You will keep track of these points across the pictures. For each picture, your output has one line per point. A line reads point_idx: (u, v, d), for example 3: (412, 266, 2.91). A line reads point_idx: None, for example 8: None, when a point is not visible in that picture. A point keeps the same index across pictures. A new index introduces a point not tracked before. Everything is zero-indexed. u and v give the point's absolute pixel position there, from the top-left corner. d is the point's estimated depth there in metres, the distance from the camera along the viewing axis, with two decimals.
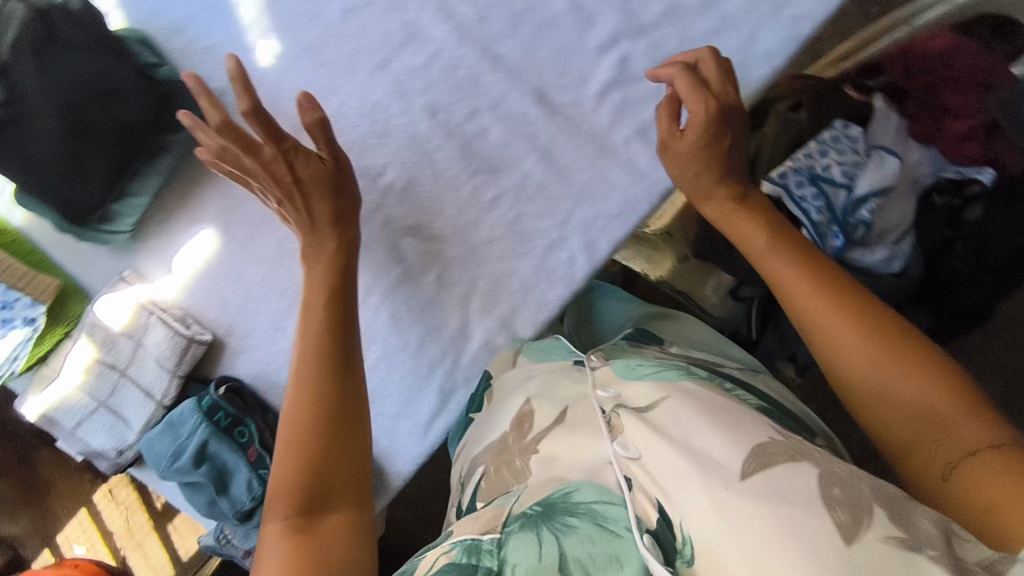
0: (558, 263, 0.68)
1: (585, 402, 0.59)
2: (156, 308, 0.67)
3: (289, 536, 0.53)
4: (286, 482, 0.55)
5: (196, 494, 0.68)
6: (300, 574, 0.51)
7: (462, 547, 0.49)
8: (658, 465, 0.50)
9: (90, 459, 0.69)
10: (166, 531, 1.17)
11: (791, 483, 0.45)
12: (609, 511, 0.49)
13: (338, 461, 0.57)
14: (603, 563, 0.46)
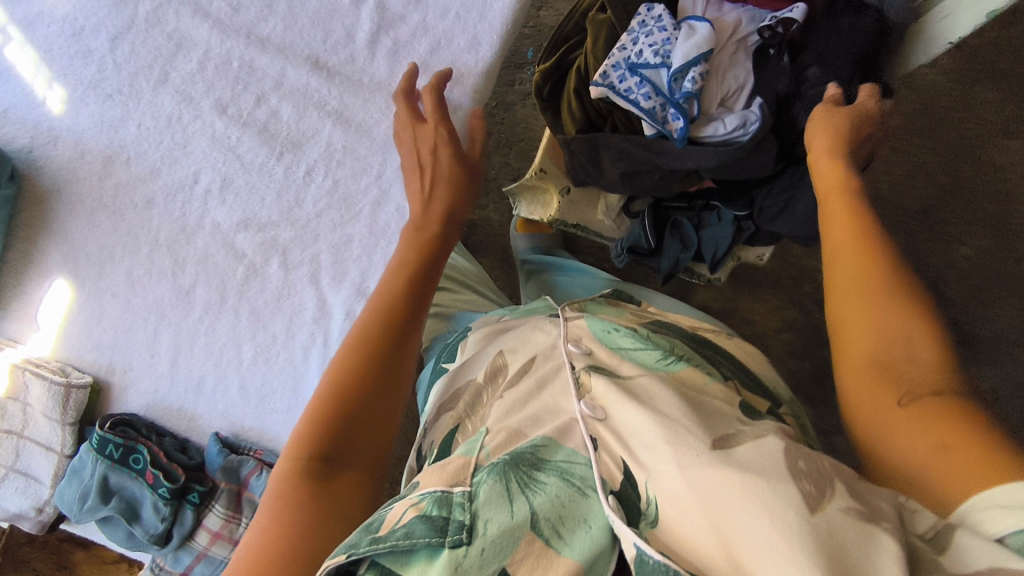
0: (389, 217, 0.69)
1: (556, 357, 0.54)
2: (31, 364, 0.70)
3: (299, 482, 0.45)
4: (329, 420, 0.49)
5: (114, 528, 0.71)
6: (294, 511, 0.43)
7: (433, 498, 0.42)
8: (632, 423, 0.43)
9: (14, 521, 0.73)
10: None
11: (763, 458, 0.37)
12: (577, 470, 0.43)
13: (377, 408, 0.51)
14: (571, 529, 0.39)
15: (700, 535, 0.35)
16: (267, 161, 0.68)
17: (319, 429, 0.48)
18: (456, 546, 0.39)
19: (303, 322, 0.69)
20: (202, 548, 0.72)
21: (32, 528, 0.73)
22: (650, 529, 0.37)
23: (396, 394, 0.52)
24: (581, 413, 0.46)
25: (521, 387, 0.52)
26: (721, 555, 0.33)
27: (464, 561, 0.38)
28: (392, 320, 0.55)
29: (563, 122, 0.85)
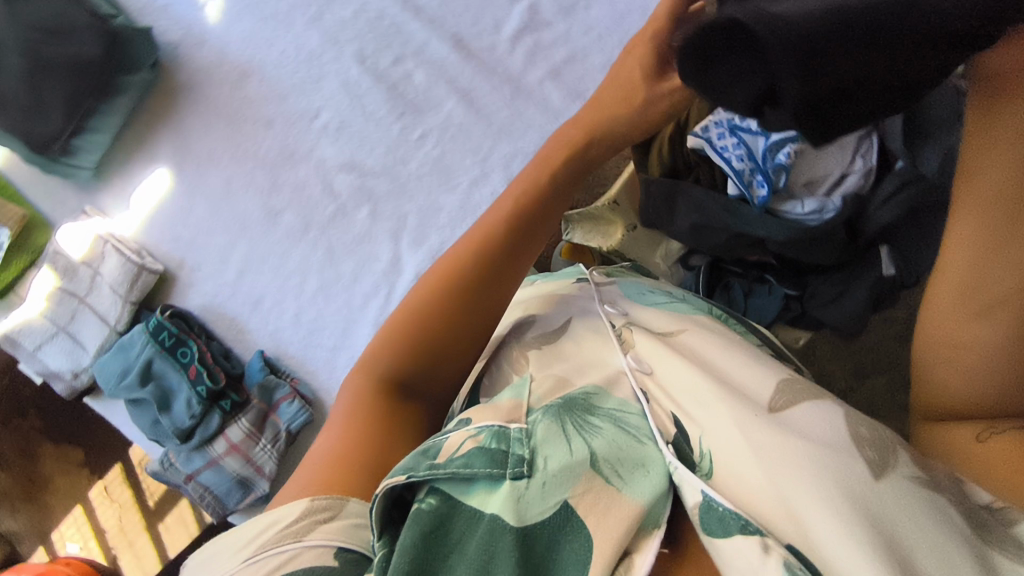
0: (482, 199, 0.72)
1: (592, 310, 0.53)
2: (113, 239, 0.73)
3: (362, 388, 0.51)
4: (407, 344, 0.51)
5: (141, 414, 0.72)
6: (358, 418, 0.49)
7: (491, 433, 0.43)
8: (670, 376, 0.46)
9: (48, 380, 0.74)
10: (156, 533, 1.60)
11: (822, 424, 0.41)
12: (630, 419, 0.44)
13: (460, 334, 0.52)
14: (630, 469, 0.41)
15: (761, 490, 0.38)
16: (386, 116, 0.73)
17: (393, 353, 0.51)
18: (518, 478, 0.41)
19: (373, 271, 0.73)
20: (218, 455, 0.72)
21: (63, 391, 0.74)
22: (709, 476, 0.40)
23: (486, 319, 0.52)
24: (630, 366, 0.47)
25: (559, 340, 0.52)
26: (784, 509, 0.37)
27: (526, 496, 0.40)
28: (474, 271, 0.51)
29: (650, 162, 0.93)
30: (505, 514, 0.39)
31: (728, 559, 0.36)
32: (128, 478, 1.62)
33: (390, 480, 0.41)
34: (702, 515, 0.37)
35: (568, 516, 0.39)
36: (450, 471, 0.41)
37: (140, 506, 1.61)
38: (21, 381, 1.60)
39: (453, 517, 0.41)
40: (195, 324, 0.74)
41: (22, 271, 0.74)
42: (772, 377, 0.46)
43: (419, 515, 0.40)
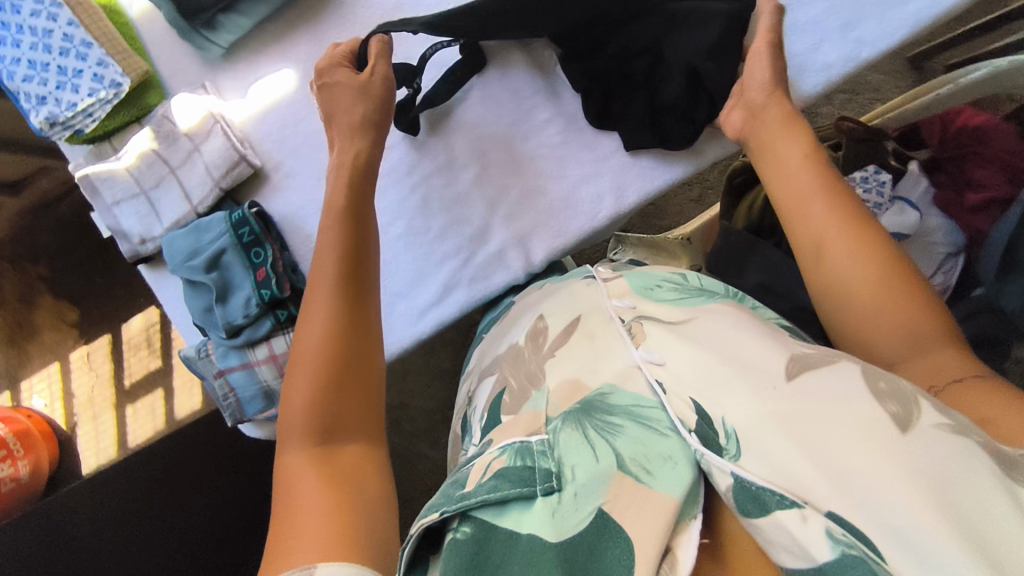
0: (587, 196, 0.74)
1: (601, 310, 0.62)
2: (224, 121, 0.73)
3: (310, 461, 0.51)
4: (312, 412, 0.52)
5: (196, 297, 0.71)
6: (322, 494, 0.47)
7: (514, 451, 0.50)
8: (678, 369, 0.52)
9: (113, 236, 0.73)
10: (123, 411, 1.57)
11: (845, 388, 0.44)
12: (648, 413, 0.50)
13: (348, 397, 0.54)
14: (658, 463, 0.45)
15: (791, 464, 0.41)
16: (522, 91, 0.76)
17: (314, 422, 0.52)
18: (550, 493, 0.46)
19: (460, 234, 0.75)
20: (255, 360, 0.72)
21: (124, 252, 0.73)
22: (737, 458, 0.43)
23: (361, 355, 0.56)
24: (643, 360, 0.54)
25: (573, 343, 0.60)
26: (819, 477, 0.40)
27: (561, 507, 0.45)
28: (351, 285, 0.58)
29: (736, 212, 0.96)
30: (544, 532, 0.44)
31: (771, 534, 0.40)
32: (113, 351, 1.57)
33: (423, 522, 0.46)
34: (737, 495, 0.42)
35: (606, 523, 0.43)
36: (479, 500, 0.46)
37: (116, 382, 1.58)
38: (41, 229, 1.54)
39: (488, 541, 0.45)
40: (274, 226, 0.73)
41: (124, 123, 0.73)
42: (783, 352, 0.50)
43: (457, 545, 0.44)
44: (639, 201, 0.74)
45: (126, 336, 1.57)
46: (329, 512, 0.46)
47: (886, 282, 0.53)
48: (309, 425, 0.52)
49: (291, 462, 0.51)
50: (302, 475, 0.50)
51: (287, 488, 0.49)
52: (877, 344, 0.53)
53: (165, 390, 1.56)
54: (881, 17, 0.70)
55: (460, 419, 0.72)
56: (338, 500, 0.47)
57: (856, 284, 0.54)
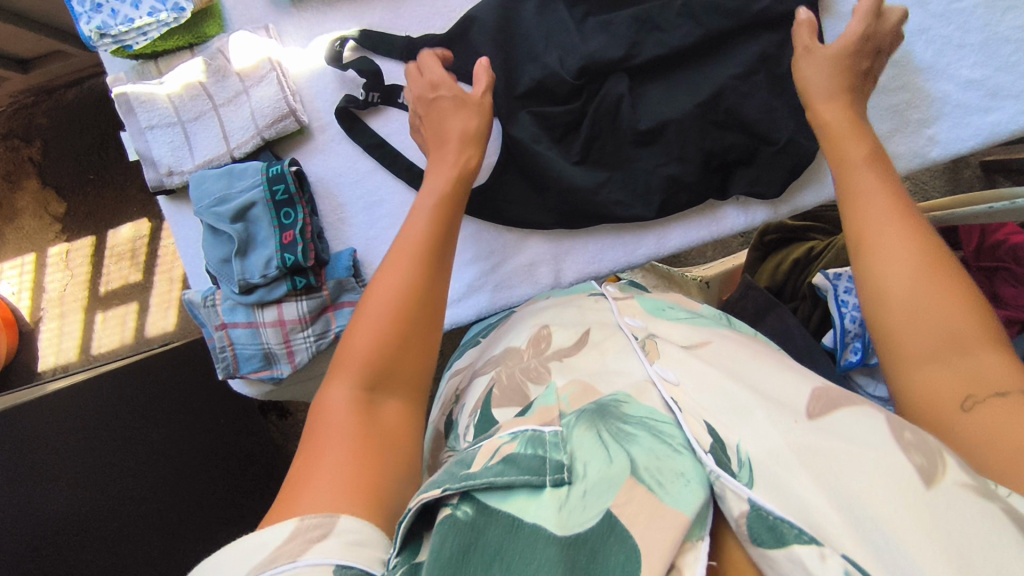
0: (628, 230, 0.73)
1: (611, 327, 0.58)
2: (280, 69, 0.69)
3: (349, 406, 0.47)
4: (367, 358, 0.49)
5: (214, 245, 0.68)
6: (357, 445, 0.44)
7: (524, 439, 0.44)
8: (693, 391, 0.47)
9: (140, 162, 0.69)
10: (92, 317, 1.49)
11: (862, 425, 0.40)
12: (663, 427, 0.44)
13: (408, 355, 0.51)
14: (669, 478, 0.39)
15: (806, 494, 0.37)
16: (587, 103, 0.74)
17: (368, 367, 0.49)
18: (559, 485, 0.40)
19: (497, 238, 0.74)
20: (262, 322, 0.69)
21: (150, 180, 0.69)
22: (752, 483, 0.38)
23: (416, 333, 0.52)
24: (659, 376, 0.49)
25: (583, 354, 0.55)
26: (836, 514, 0.36)
27: (568, 504, 0.39)
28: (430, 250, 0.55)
29: (761, 269, 0.98)
30: (549, 525, 0.38)
31: (783, 569, 0.35)
32: (95, 254, 1.48)
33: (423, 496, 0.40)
34: (750, 523, 0.36)
35: (613, 525, 0.38)
36: (485, 482, 0.39)
37: (90, 286, 1.49)
38: (38, 111, 1.45)
39: (487, 527, 0.38)
40: (306, 185, 0.71)
41: (175, 47, 0.69)
42: (805, 387, 0.46)
43: (454, 526, 0.38)
44: (680, 247, 0.74)
45: (110, 243, 1.48)
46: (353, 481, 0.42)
47: (922, 275, 0.47)
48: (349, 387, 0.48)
49: (332, 397, 0.48)
50: (334, 422, 0.46)
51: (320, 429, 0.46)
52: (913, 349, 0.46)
53: (139, 305, 1.49)
54: (960, 118, 0.70)
55: (439, 418, 0.64)
56: (368, 449, 0.45)
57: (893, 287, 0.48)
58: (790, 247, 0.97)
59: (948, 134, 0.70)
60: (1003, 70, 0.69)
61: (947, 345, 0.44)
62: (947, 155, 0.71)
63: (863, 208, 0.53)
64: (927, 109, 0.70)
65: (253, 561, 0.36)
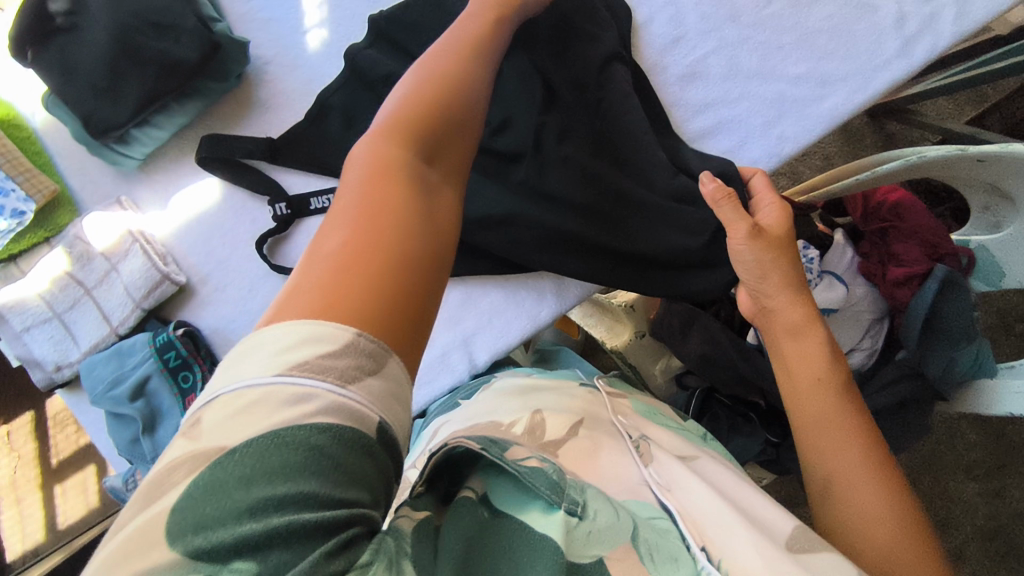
0: (528, 295, 0.74)
1: (605, 423, 0.61)
2: (143, 238, 0.69)
3: (385, 158, 0.41)
4: (406, 120, 0.43)
5: (120, 427, 0.67)
6: (379, 205, 0.38)
7: (550, 464, 0.46)
8: (686, 500, 0.51)
9: (24, 367, 0.68)
10: (50, 494, 1.43)
11: (834, 568, 0.45)
12: (659, 522, 0.48)
13: (453, 145, 0.45)
14: (663, 562, 0.44)
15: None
16: None
17: (405, 126, 0.43)
18: (570, 514, 0.43)
19: None
20: None
21: (39, 381, 0.68)
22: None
23: (456, 140, 0.46)
24: (653, 481, 0.52)
25: (576, 442, 0.57)
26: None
27: (575, 531, 0.42)
28: (482, 50, 0.52)
29: None
30: (556, 537, 0.41)
31: None
32: (37, 429, 1.44)
33: (459, 442, 0.44)
34: None
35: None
36: (517, 470, 0.43)
37: (41, 462, 1.44)
38: None
39: (496, 529, 0.42)
40: (195, 342, 0.69)
41: (31, 245, 0.68)
42: (787, 524, 0.50)
43: (471, 511, 0.42)
44: (581, 296, 0.74)
45: (52, 412, 1.45)
46: (377, 276, 0.35)
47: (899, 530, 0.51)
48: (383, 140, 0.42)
49: (362, 150, 0.42)
50: (363, 175, 0.40)
51: (352, 174, 0.40)
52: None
53: (97, 467, 1.45)
54: (800, 113, 0.73)
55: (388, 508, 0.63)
56: (385, 216, 0.38)
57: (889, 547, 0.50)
58: None
59: (793, 129, 0.73)
60: (824, 59, 0.74)
61: None
62: (801, 148, 0.73)
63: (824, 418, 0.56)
64: (767, 111, 0.73)
65: (298, 354, 0.32)
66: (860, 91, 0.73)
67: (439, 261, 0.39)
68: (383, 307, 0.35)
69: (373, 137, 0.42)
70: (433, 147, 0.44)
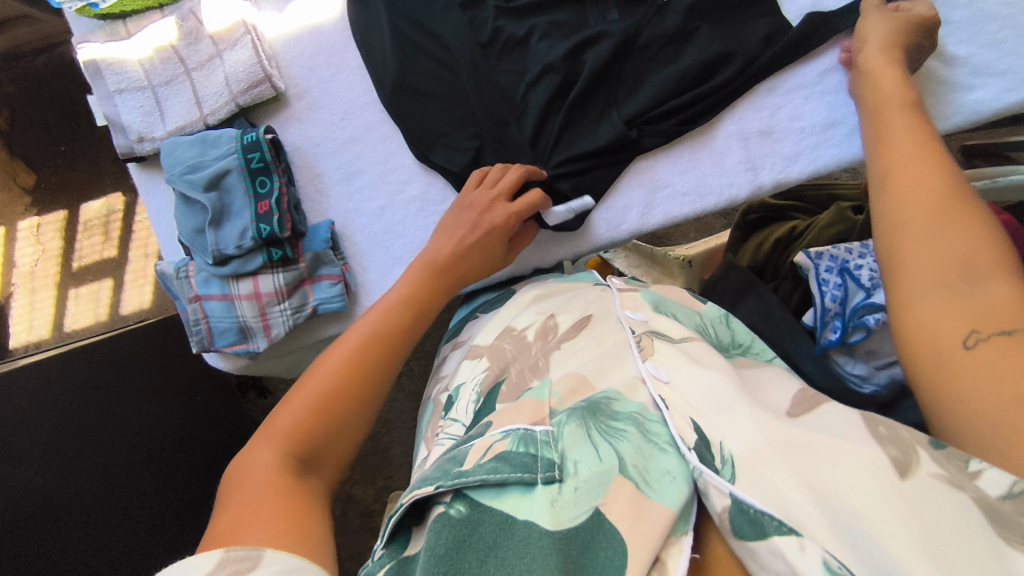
0: (611, 204, 0.72)
1: (611, 321, 0.58)
2: (255, 33, 0.67)
3: (274, 467, 0.46)
4: (299, 432, 0.49)
5: (187, 215, 0.66)
6: (279, 507, 0.42)
7: (516, 437, 0.46)
8: (684, 390, 0.48)
9: (108, 127, 0.67)
10: (63, 295, 1.44)
11: (845, 425, 0.43)
12: (652, 426, 0.46)
13: (341, 425, 0.51)
14: (656, 476, 0.42)
15: (785, 483, 0.40)
16: None
17: (293, 438, 0.48)
18: (551, 483, 0.43)
19: None
20: (236, 294, 0.67)
21: (119, 146, 0.67)
22: (732, 477, 0.41)
23: (355, 419, 0.52)
24: (649, 374, 0.50)
25: (583, 342, 0.56)
26: (811, 500, 0.39)
27: (560, 498, 0.42)
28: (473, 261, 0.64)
29: (744, 249, 0.98)
30: (542, 521, 0.40)
31: (766, 560, 0.37)
32: (67, 229, 1.44)
33: (415, 494, 0.44)
34: (732, 517, 0.39)
35: (601, 523, 0.40)
36: (477, 480, 0.43)
37: (63, 262, 1.45)
38: (5, 78, 1.40)
39: (482, 521, 0.41)
40: (273, 150, 0.67)
41: (144, 7, 0.67)
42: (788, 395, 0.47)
43: (448, 524, 0.42)
44: (663, 223, 0.72)
45: (83, 216, 1.44)
46: (280, 526, 0.40)
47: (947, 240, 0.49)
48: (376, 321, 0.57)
49: (252, 459, 0.47)
50: (258, 482, 0.45)
51: (250, 488, 0.44)
52: (914, 198, 0.52)
53: (113, 282, 1.45)
54: (942, 96, 0.69)
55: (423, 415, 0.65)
56: (290, 515, 0.42)
57: (997, 298, 0.45)
58: (773, 225, 0.98)
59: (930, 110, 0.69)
60: (988, 48, 0.69)
61: (959, 277, 0.47)
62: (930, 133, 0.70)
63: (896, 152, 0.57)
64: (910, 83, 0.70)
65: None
66: (1010, 87, 0.68)
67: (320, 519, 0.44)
68: (270, 531, 0.40)
69: (273, 451, 0.47)
70: (312, 455, 0.49)
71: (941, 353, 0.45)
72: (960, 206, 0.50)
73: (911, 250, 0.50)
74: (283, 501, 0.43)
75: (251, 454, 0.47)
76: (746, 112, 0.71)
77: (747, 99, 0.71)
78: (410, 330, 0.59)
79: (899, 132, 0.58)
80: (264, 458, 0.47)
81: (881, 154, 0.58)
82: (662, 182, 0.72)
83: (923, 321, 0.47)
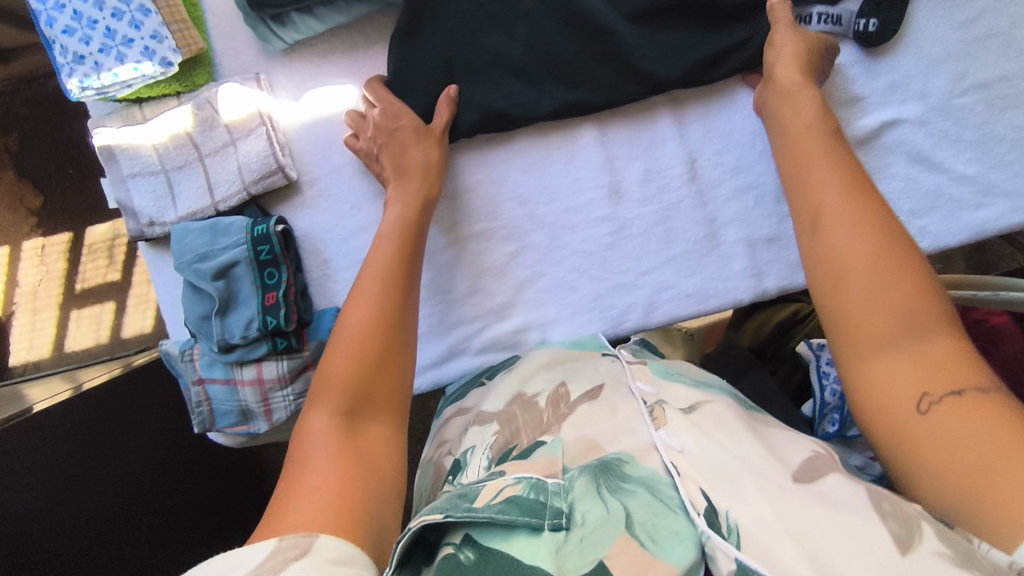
0: (618, 302, 0.72)
1: (624, 391, 0.59)
2: (271, 123, 0.68)
3: (333, 433, 0.51)
4: (346, 386, 0.54)
5: (194, 299, 0.67)
6: (335, 474, 0.47)
7: (528, 485, 0.47)
8: (697, 459, 0.48)
9: (120, 211, 0.67)
10: (64, 317, 1.45)
11: (848, 491, 0.44)
12: (662, 488, 0.47)
13: (382, 382, 0.56)
14: (664, 535, 0.42)
15: (787, 550, 0.40)
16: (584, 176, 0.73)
17: (344, 395, 0.53)
18: (557, 530, 0.44)
19: (481, 303, 0.72)
20: (240, 379, 0.67)
21: (131, 228, 0.68)
22: (740, 544, 0.41)
23: (390, 375, 0.56)
24: (662, 443, 0.50)
25: (594, 408, 0.57)
26: (812, 566, 0.39)
27: (566, 549, 0.43)
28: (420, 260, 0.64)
29: (745, 328, 1.00)
30: (547, 565, 0.41)
31: None
32: (71, 252, 1.44)
33: (423, 519, 0.44)
34: None
35: (607, 573, 0.41)
36: (486, 517, 0.43)
37: (66, 284, 1.45)
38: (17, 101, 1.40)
39: (488, 563, 0.42)
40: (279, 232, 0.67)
41: (161, 93, 0.68)
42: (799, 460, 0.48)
43: (455, 567, 0.42)
44: (667, 322, 0.73)
45: (87, 240, 1.44)
46: (330, 500, 0.45)
47: (886, 296, 0.53)
48: (374, 313, 0.58)
49: (313, 425, 0.52)
50: (317, 448, 0.50)
51: (315, 462, 0.49)
52: (846, 241, 0.56)
53: (114, 306, 1.46)
54: (949, 214, 0.70)
55: (419, 490, 0.63)
56: (348, 481, 0.47)
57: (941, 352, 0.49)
58: (776, 306, 0.99)
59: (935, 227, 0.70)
60: (996, 168, 0.70)
61: (907, 330, 0.51)
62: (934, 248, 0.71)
63: (814, 185, 0.61)
64: (917, 199, 0.70)
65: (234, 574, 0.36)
66: (1013, 209, 0.70)
67: (383, 491, 0.49)
68: (318, 515, 0.43)
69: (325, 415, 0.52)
70: (357, 405, 0.53)
71: (897, 414, 0.48)
72: (889, 252, 0.54)
73: (851, 308, 0.54)
74: (339, 465, 0.48)
75: (310, 419, 0.52)
76: (754, 219, 0.72)
77: (757, 205, 0.72)
78: (404, 272, 0.62)
79: (807, 147, 0.63)
80: (321, 421, 0.52)
81: (801, 187, 0.62)
82: (669, 282, 0.72)
83: (875, 386, 0.50)
